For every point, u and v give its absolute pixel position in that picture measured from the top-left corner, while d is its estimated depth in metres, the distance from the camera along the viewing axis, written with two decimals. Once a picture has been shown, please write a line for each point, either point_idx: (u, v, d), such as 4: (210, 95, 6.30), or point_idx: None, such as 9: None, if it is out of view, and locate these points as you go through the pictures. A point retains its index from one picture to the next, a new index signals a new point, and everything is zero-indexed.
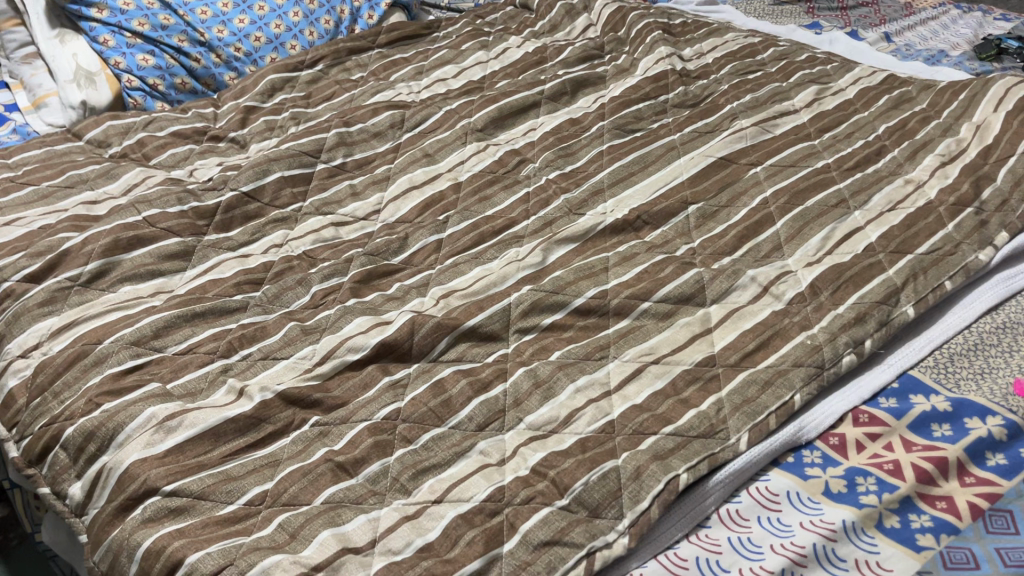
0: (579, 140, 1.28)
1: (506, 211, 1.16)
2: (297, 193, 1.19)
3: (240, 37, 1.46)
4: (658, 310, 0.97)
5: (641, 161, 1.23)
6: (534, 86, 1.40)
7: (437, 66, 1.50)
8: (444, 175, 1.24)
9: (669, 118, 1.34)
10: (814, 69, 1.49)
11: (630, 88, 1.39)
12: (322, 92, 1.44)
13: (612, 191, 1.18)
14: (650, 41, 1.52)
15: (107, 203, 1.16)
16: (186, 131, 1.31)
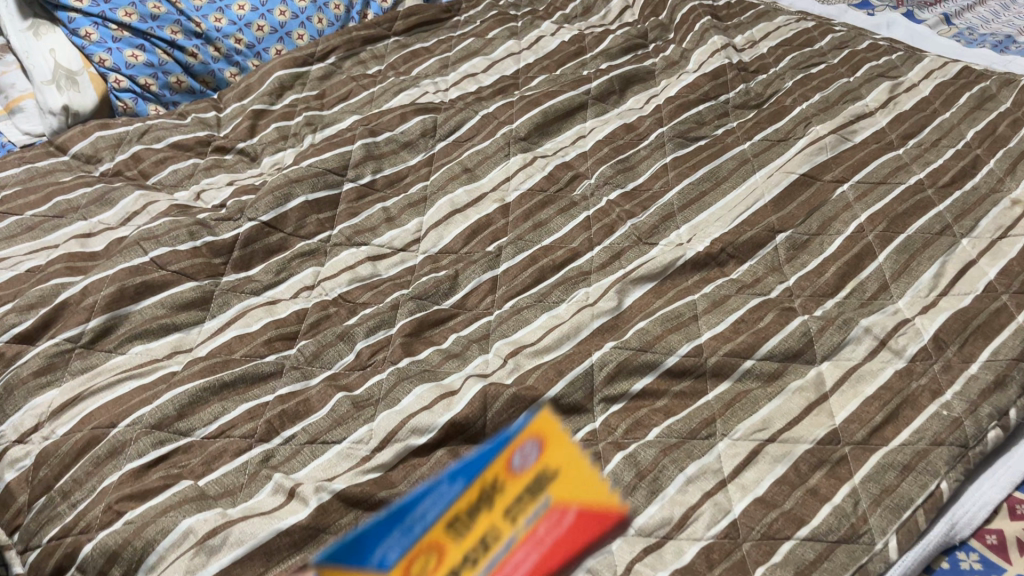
0: (638, 150, 1.14)
1: (566, 240, 1.02)
2: (323, 220, 1.04)
3: (240, 26, 1.29)
4: (763, 371, 0.84)
5: (712, 177, 1.09)
6: (579, 84, 1.25)
7: (464, 58, 1.34)
8: (489, 195, 1.09)
9: (733, 123, 1.19)
10: (881, 59, 1.35)
11: (686, 86, 1.24)
12: (337, 90, 1.27)
13: (684, 214, 1.04)
14: (699, 28, 1.37)
15: (105, 237, 1.00)
16: (188, 142, 1.15)
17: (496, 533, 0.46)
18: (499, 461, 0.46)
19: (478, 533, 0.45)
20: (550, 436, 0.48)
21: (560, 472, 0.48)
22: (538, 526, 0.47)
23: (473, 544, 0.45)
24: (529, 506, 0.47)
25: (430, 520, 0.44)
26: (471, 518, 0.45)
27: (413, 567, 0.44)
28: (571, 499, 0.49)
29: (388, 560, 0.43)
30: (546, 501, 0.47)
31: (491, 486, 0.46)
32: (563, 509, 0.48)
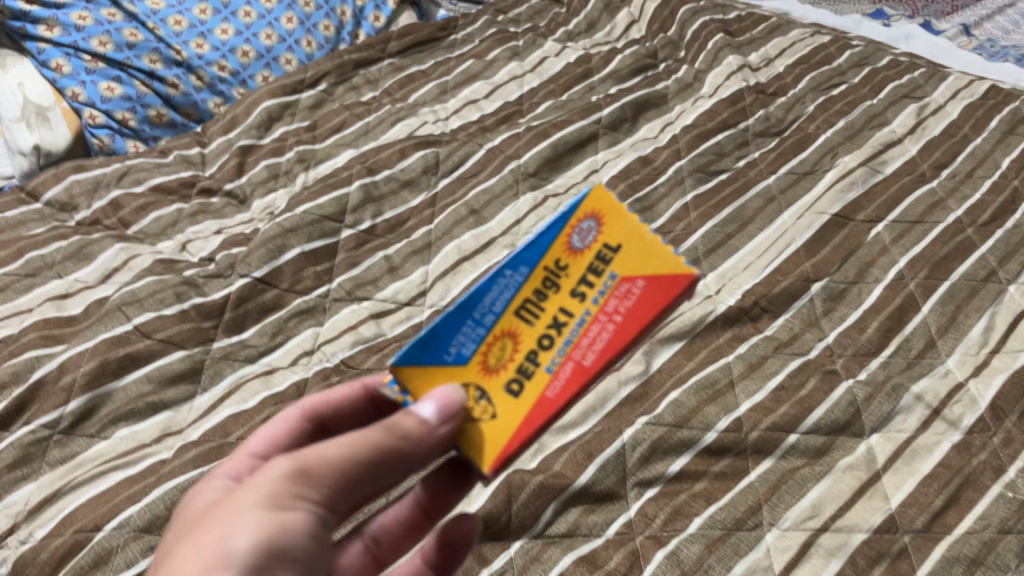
0: (656, 186, 1.06)
1: None
2: (321, 272, 0.96)
3: (224, 52, 1.20)
4: (809, 447, 0.78)
5: (738, 217, 1.01)
6: (588, 113, 1.17)
7: (464, 83, 1.26)
8: (499, 240, 1.01)
9: (754, 153, 1.12)
10: (904, 77, 1.29)
11: (703, 113, 1.16)
12: (330, 121, 1.19)
13: (710, 260, 0.97)
14: (712, 47, 1.30)
15: (83, 297, 0.91)
16: (170, 184, 1.06)
17: (566, 309, 0.56)
18: (559, 243, 0.57)
19: (548, 316, 0.56)
20: (607, 208, 0.58)
21: (620, 244, 0.58)
22: (607, 302, 0.56)
23: (541, 333, 0.55)
24: (596, 283, 0.57)
25: (498, 313, 0.56)
26: (539, 303, 0.56)
27: (488, 356, 0.55)
28: (635, 272, 0.57)
29: (465, 354, 0.55)
30: (612, 275, 0.57)
31: (554, 266, 0.57)
32: (630, 280, 0.57)
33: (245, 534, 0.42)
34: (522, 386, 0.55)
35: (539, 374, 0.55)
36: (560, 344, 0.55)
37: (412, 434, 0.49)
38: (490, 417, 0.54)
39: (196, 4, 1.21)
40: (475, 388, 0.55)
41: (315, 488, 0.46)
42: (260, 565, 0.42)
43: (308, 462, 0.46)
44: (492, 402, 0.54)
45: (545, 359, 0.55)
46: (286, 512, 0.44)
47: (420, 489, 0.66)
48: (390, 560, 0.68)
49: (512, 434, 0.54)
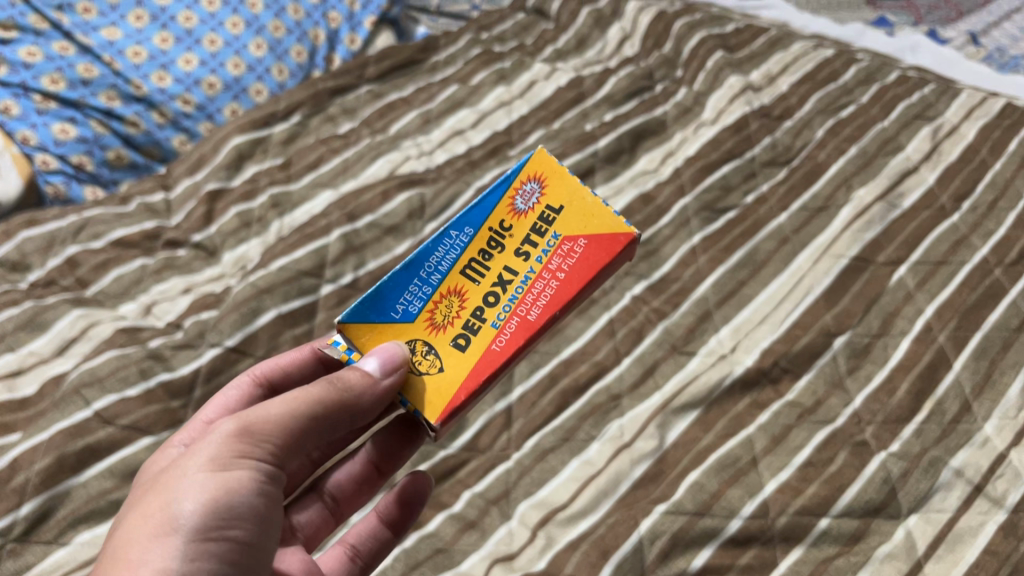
0: (660, 226, 0.99)
1: (588, 348, 0.87)
2: (299, 335, 0.88)
3: (188, 85, 1.11)
4: (842, 533, 0.71)
5: (749, 263, 0.94)
6: (583, 143, 1.09)
7: (448, 111, 1.17)
8: None
9: (763, 186, 1.05)
10: (915, 93, 1.21)
11: (705, 143, 1.09)
12: (305, 157, 1.10)
13: (722, 312, 0.89)
14: (711, 66, 1.22)
15: (36, 374, 0.83)
16: (133, 237, 0.97)
17: (510, 268, 0.69)
18: (504, 208, 0.71)
19: (494, 273, 0.68)
20: (549, 175, 0.72)
21: (562, 205, 0.71)
22: (551, 260, 0.69)
23: (489, 290, 0.68)
24: (538, 244, 0.70)
25: (444, 273, 0.68)
26: (485, 262, 0.69)
27: (434, 312, 0.66)
28: (574, 234, 0.70)
29: (414, 312, 0.66)
30: (554, 235, 0.70)
31: (497, 229, 0.70)
32: (571, 241, 0.70)
33: (191, 497, 0.51)
34: (469, 340, 0.66)
35: (486, 327, 0.67)
36: (505, 300, 0.68)
37: (346, 392, 0.59)
38: (439, 369, 0.64)
39: (156, 33, 1.12)
40: (423, 343, 0.65)
41: (252, 452, 0.54)
42: (203, 521, 0.50)
43: (248, 427, 0.54)
44: (441, 355, 0.65)
45: (490, 316, 0.67)
46: (230, 472, 0.52)
47: (370, 445, 0.73)
48: (347, 513, 0.75)
49: (461, 383, 0.64)
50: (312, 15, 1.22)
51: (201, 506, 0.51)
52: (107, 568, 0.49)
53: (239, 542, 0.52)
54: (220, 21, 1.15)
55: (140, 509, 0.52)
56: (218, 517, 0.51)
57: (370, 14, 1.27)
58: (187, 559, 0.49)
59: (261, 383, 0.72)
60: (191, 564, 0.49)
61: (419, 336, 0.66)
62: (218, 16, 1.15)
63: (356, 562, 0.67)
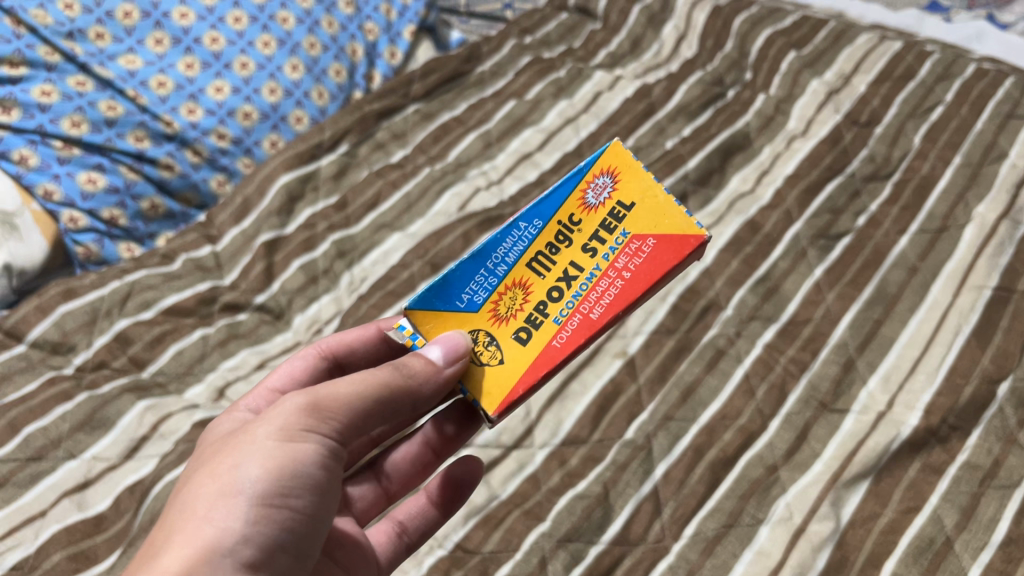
0: (775, 260, 0.90)
1: (729, 411, 0.78)
2: None
3: (222, 116, 0.98)
4: None
5: (881, 298, 0.86)
6: (670, 166, 1.00)
7: (510, 132, 1.06)
8: (605, 346, 0.84)
9: (871, 205, 0.97)
10: (1008, 78, 1.12)
11: (802, 159, 1.01)
12: (361, 194, 0.99)
13: (866, 359, 0.81)
14: (785, 69, 1.13)
15: (108, 485, 0.71)
16: (187, 303, 0.85)
17: (576, 265, 0.60)
18: (574, 199, 0.61)
19: (560, 267, 0.60)
20: (623, 166, 0.61)
21: (635, 201, 0.61)
22: (617, 259, 0.60)
23: (554, 283, 0.60)
24: (606, 240, 0.61)
25: (511, 264, 0.60)
26: (552, 256, 0.60)
27: (500, 304, 0.59)
28: (645, 232, 0.60)
29: (478, 303, 0.59)
30: (623, 234, 0.60)
31: (567, 221, 0.61)
32: (640, 240, 0.60)
33: (256, 463, 0.47)
34: (530, 335, 0.59)
35: (547, 324, 0.59)
36: (569, 296, 0.60)
37: (422, 376, 0.53)
38: (498, 362, 0.58)
39: (181, 58, 0.98)
40: (485, 334, 0.59)
41: (323, 421, 0.50)
42: (266, 490, 0.46)
43: (317, 399, 0.50)
44: (500, 347, 0.58)
45: (553, 311, 0.59)
46: (297, 442, 0.48)
47: (431, 425, 0.68)
48: (402, 495, 0.70)
49: (519, 378, 0.58)
50: (348, 28, 1.10)
51: (265, 472, 0.47)
52: (171, 522, 0.46)
53: (302, 512, 0.48)
54: (250, 40, 1.02)
55: (208, 469, 0.48)
56: (281, 485, 0.47)
57: (408, 23, 1.16)
58: (247, 526, 0.45)
59: (326, 355, 0.67)
60: (252, 530, 0.46)
61: (482, 328, 0.59)
62: (247, 36, 1.02)
63: (403, 539, 0.66)
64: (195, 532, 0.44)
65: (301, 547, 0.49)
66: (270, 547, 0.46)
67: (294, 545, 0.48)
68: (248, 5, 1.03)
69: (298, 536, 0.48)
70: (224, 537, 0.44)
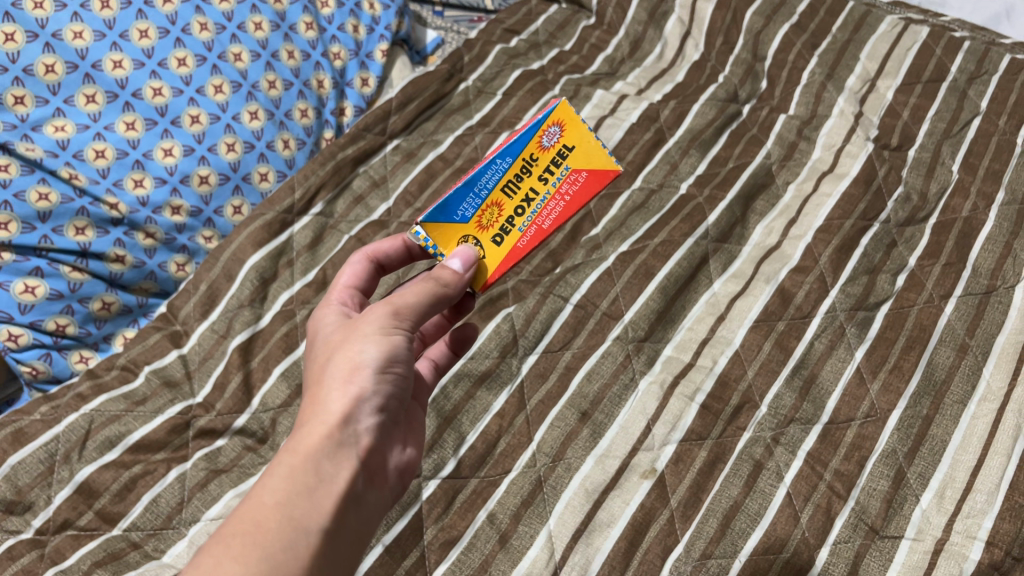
0: (810, 340, 0.82)
1: (772, 543, 0.71)
2: (412, 568, 0.69)
3: (175, 184, 0.85)
4: None
5: (929, 388, 0.77)
6: (688, 222, 0.90)
7: None
8: (632, 463, 0.75)
9: (909, 258, 0.87)
10: None
11: (832, 207, 0.91)
12: (342, 268, 0.87)
13: (917, 469, 0.73)
14: (805, 82, 1.02)
15: None
16: (158, 434, 0.75)
17: (534, 191, 0.64)
18: (532, 142, 0.64)
19: (524, 190, 0.64)
20: (443, 236, 0.62)
21: (492, 234, 0.63)
22: (561, 186, 0.65)
23: (520, 201, 0.64)
24: (554, 172, 0.65)
25: (490, 186, 0.63)
26: (517, 184, 0.64)
27: (483, 217, 0.63)
28: (580, 166, 0.66)
29: (469, 215, 0.63)
30: (566, 168, 0.65)
31: (508, 187, 0.64)
32: (575, 173, 0.66)
33: (371, 347, 0.54)
34: (535, 201, 0.64)
35: (514, 231, 0.64)
36: (529, 211, 0.64)
37: (454, 281, 0.59)
38: (561, 180, 0.65)
39: (120, 118, 0.83)
40: (528, 198, 0.64)
41: (410, 316, 0.56)
42: (384, 361, 0.54)
43: (398, 303, 0.56)
44: (538, 194, 0.65)
45: (518, 222, 0.64)
46: (395, 333, 0.55)
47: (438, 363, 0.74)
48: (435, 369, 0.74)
49: (588, 173, 0.66)
50: (311, 56, 0.97)
51: (382, 352, 0.54)
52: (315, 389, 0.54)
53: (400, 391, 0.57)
54: (200, 87, 0.87)
55: (333, 350, 0.55)
56: (393, 360, 0.55)
57: (379, 40, 1.04)
58: (375, 387, 0.54)
59: (371, 259, 0.66)
60: (377, 393, 0.54)
61: (581, 132, 0.66)
62: (195, 84, 0.87)
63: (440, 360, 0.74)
64: (338, 392, 0.52)
65: (401, 400, 0.57)
66: (388, 400, 0.55)
67: (394, 404, 0.56)
68: (193, 42, 0.88)
69: (399, 398, 0.57)
70: (364, 394, 0.53)
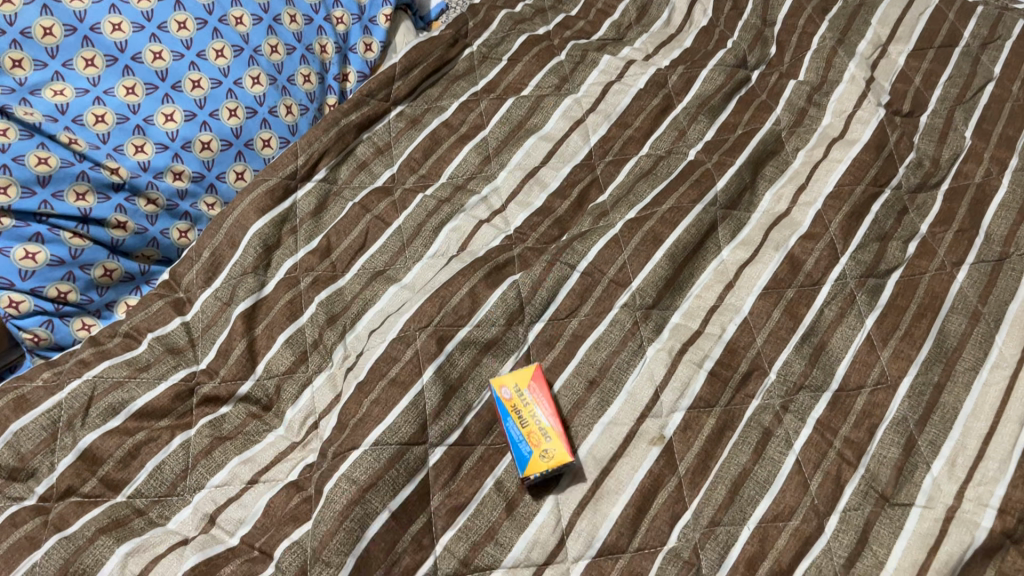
0: (820, 307, 0.81)
1: (782, 510, 0.70)
2: (419, 534, 0.68)
3: (177, 149, 0.83)
4: None
5: (941, 355, 0.77)
6: (697, 188, 0.88)
7: (509, 141, 0.93)
8: (640, 430, 0.75)
9: (921, 225, 0.86)
10: None
11: (843, 173, 0.89)
12: (347, 236, 0.86)
13: (928, 436, 0.73)
14: (815, 47, 1.01)
15: None
16: (162, 400, 0.74)
17: (527, 422, 0.73)
18: (519, 436, 0.72)
19: (528, 425, 0.73)
20: (507, 407, 0.74)
21: (541, 442, 0.72)
22: (537, 411, 0.73)
23: (533, 430, 0.72)
24: (527, 418, 0.73)
25: (516, 436, 0.72)
26: (522, 427, 0.72)
27: (534, 443, 0.72)
28: (545, 415, 0.73)
29: (527, 455, 0.71)
30: (531, 410, 0.73)
31: (526, 437, 0.72)
32: (549, 420, 0.73)
33: None
34: (538, 429, 0.72)
35: (548, 434, 0.72)
36: (542, 439, 0.72)
37: None
38: (547, 428, 0.72)
39: (120, 81, 0.81)
40: (531, 427, 0.72)
41: None
42: None
43: None
44: (538, 425, 0.72)
45: (544, 436, 0.72)
46: None
47: None
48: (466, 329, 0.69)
49: (552, 412, 0.73)
50: (314, 20, 0.96)
51: None
52: None
53: None
54: (201, 51, 0.86)
55: None
56: None
57: (382, 5, 1.03)
58: None
59: None
60: None
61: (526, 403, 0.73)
62: (196, 47, 0.86)
63: None
64: None
65: None
66: None
67: None
68: (193, 5, 0.86)
69: None
70: None
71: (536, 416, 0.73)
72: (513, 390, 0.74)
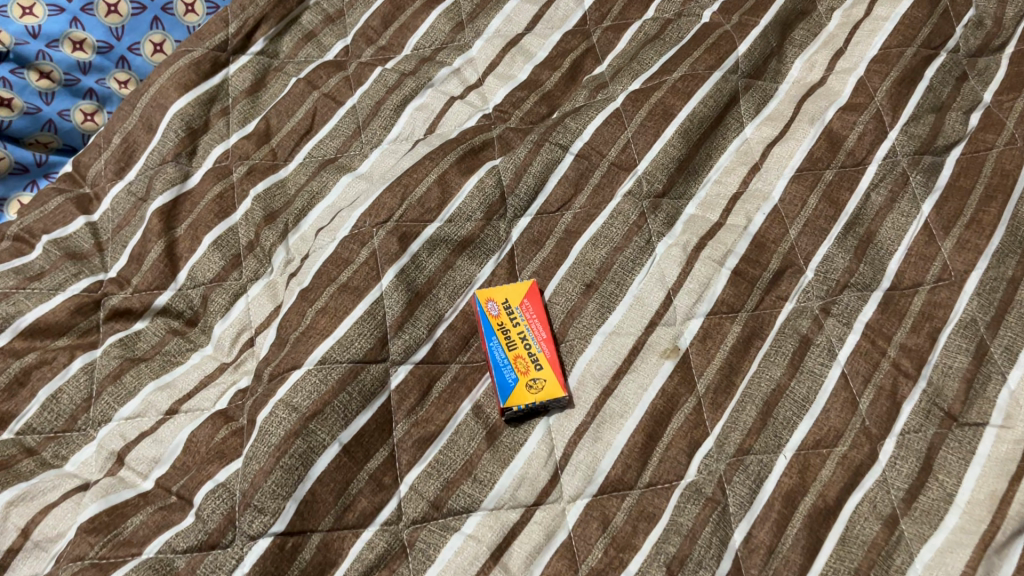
0: (866, 192, 0.66)
1: (826, 435, 0.57)
2: (378, 471, 0.54)
3: (75, 13, 0.70)
4: None
5: (1016, 244, 0.63)
6: (714, 53, 0.73)
7: (488, 5, 0.78)
8: (649, 341, 0.61)
9: (985, 93, 0.71)
10: None
11: (889, 33, 0.74)
12: (289, 118, 0.71)
13: (1003, 341, 0.59)
14: None
15: None
16: (60, 314, 0.61)
17: (517, 341, 0.59)
18: (505, 358, 0.58)
19: (517, 346, 0.59)
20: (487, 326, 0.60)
21: (530, 366, 0.58)
22: (530, 331, 0.60)
23: (523, 350, 0.59)
24: (519, 337, 0.59)
25: (500, 358, 0.58)
26: (510, 347, 0.59)
27: (521, 367, 0.58)
28: (539, 337, 0.59)
29: (513, 381, 0.57)
30: (524, 328, 0.60)
31: (514, 358, 0.58)
32: (542, 343, 0.59)
33: None
34: (529, 350, 0.59)
35: (539, 359, 0.58)
36: (534, 362, 0.58)
37: None
38: (541, 351, 0.59)
39: None
40: (522, 347, 0.59)
41: None
42: None
43: None
44: (529, 346, 0.59)
45: (534, 359, 0.58)
46: None
47: None
48: None
49: (548, 335, 0.59)
50: None
51: None
52: None
53: None
54: None
55: None
56: None
57: None
58: None
59: None
60: None
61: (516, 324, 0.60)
62: None
63: None
64: None
65: None
66: None
67: None
68: None
69: None
70: None
71: (526, 337, 0.59)
72: (501, 305, 0.61)
